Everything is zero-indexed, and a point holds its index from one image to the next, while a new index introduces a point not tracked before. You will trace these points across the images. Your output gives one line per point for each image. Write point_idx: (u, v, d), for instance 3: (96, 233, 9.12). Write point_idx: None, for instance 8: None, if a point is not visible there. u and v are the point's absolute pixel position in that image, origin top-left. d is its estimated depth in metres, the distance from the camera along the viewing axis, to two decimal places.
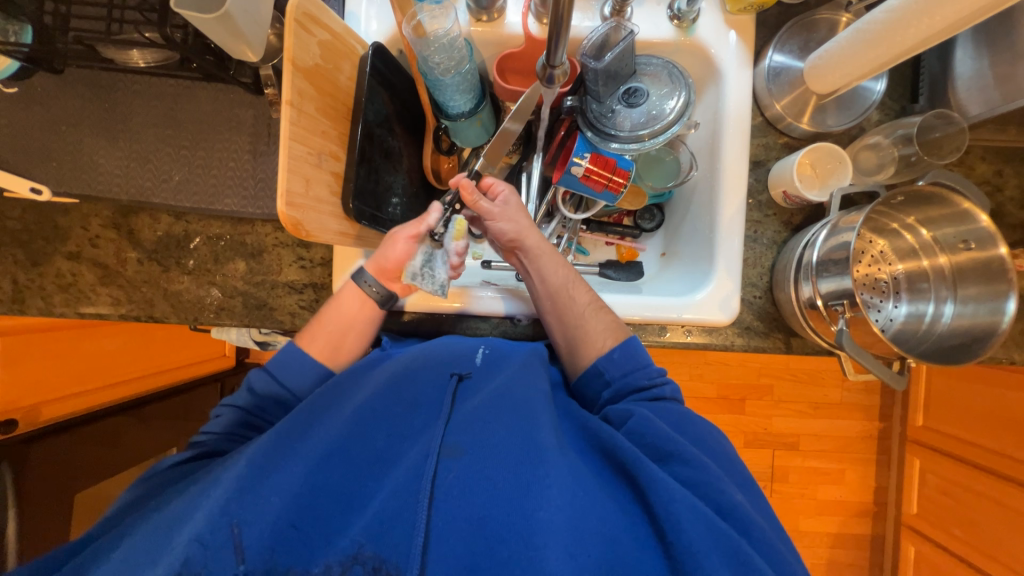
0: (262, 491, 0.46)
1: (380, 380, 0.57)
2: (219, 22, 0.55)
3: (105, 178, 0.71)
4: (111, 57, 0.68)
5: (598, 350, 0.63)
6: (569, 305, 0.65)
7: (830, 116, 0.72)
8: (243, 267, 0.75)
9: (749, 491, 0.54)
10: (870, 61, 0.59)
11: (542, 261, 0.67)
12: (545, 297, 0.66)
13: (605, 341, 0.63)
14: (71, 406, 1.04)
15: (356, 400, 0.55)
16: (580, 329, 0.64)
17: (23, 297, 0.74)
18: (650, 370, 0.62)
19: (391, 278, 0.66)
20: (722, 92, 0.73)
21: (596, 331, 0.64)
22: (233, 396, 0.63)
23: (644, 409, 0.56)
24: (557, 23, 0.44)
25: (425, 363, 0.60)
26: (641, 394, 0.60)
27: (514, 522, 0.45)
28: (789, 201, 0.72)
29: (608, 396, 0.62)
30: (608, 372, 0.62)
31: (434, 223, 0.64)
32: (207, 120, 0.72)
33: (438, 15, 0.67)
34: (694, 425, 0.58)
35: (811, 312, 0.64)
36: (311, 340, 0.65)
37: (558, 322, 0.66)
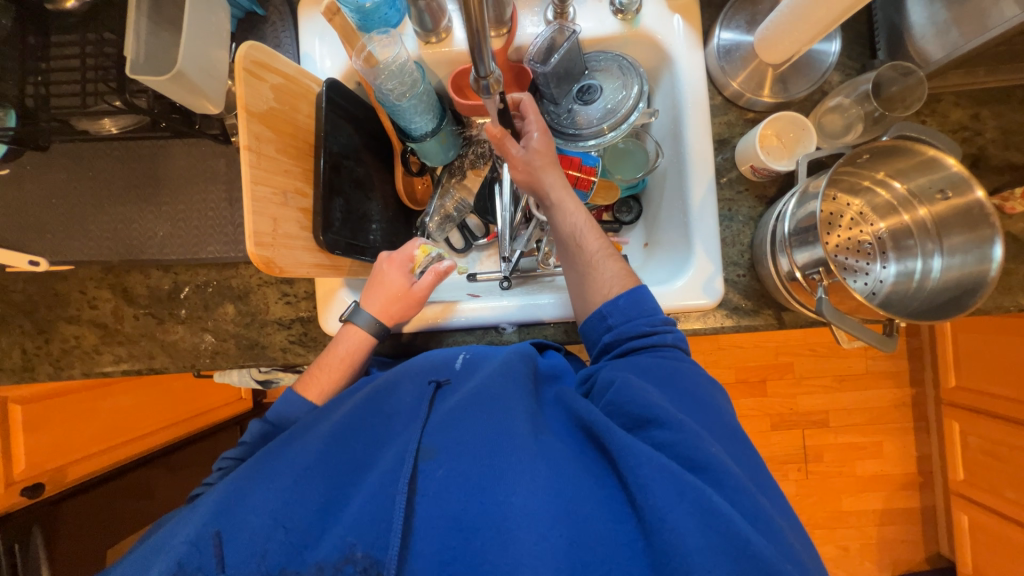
0: (239, 511, 0.49)
1: (359, 396, 0.59)
2: (175, 82, 0.58)
3: (97, 242, 0.75)
4: (86, 128, 0.72)
5: (604, 297, 0.65)
6: (579, 253, 0.68)
7: (791, 84, 0.71)
8: (233, 310, 0.77)
9: (735, 442, 0.54)
10: (817, 21, 0.58)
11: (560, 208, 0.69)
12: (562, 243, 0.70)
13: (612, 290, 0.65)
14: (91, 466, 1.07)
15: (335, 416, 0.57)
16: (588, 274, 0.66)
17: (32, 363, 0.78)
18: (654, 317, 0.62)
19: (394, 316, 0.71)
20: (676, 75, 0.73)
21: (604, 279, 0.65)
22: (232, 449, 0.65)
23: (626, 373, 0.57)
24: (475, 35, 0.45)
25: (403, 371, 0.62)
26: (642, 340, 0.61)
27: (487, 509, 0.47)
28: (758, 174, 0.70)
29: (609, 340, 0.63)
30: (612, 317, 0.63)
31: (416, 253, 0.73)
32: (184, 174, 0.75)
33: (387, 43, 0.69)
34: (684, 380, 0.58)
35: (793, 284, 0.62)
36: (307, 387, 0.67)
37: (571, 268, 0.69)
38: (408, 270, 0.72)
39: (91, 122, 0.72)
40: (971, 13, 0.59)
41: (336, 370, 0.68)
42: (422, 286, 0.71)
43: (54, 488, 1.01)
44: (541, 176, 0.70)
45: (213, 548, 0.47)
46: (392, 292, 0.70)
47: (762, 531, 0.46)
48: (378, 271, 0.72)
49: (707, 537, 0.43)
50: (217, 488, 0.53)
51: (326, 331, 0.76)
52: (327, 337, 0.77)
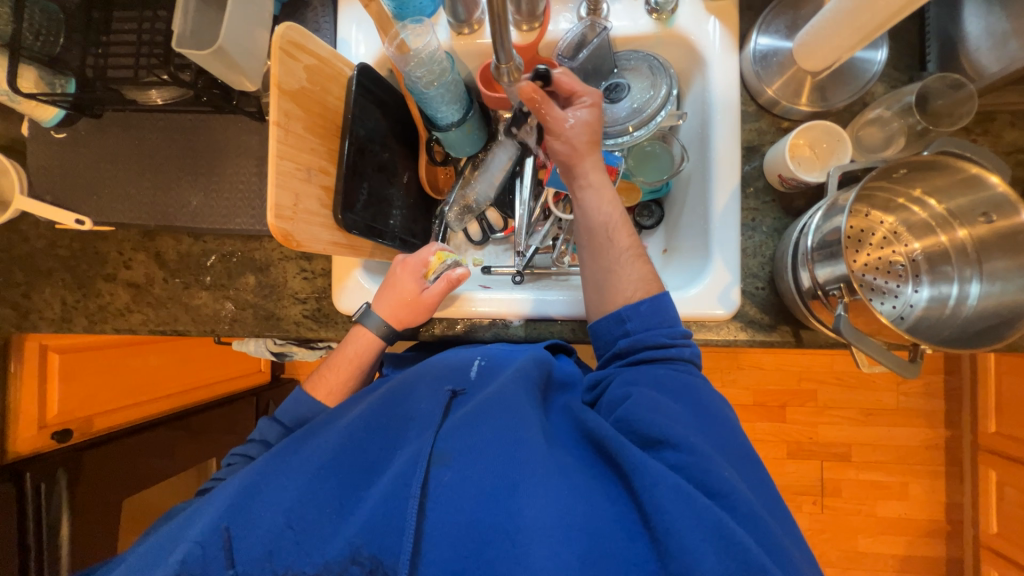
0: (252, 508, 0.51)
1: (375, 397, 0.62)
2: (215, 57, 0.61)
3: (137, 206, 0.80)
4: (134, 98, 0.77)
5: (626, 300, 0.64)
6: (608, 247, 0.66)
7: (830, 92, 0.68)
8: (253, 281, 0.80)
9: (746, 464, 0.53)
10: (860, 27, 0.56)
11: (596, 193, 0.67)
12: (590, 233, 0.67)
13: (634, 293, 0.64)
14: (116, 419, 1.13)
15: (351, 415, 0.60)
16: (614, 274, 0.65)
17: (70, 316, 0.84)
18: (674, 329, 0.62)
19: (403, 320, 0.72)
20: (708, 80, 0.72)
21: (631, 279, 0.64)
22: (243, 446, 0.69)
23: (642, 387, 0.57)
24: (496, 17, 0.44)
25: (421, 378, 0.64)
26: (658, 349, 0.60)
27: (499, 522, 0.47)
28: (786, 185, 0.68)
29: (623, 345, 0.62)
30: (631, 322, 0.62)
31: (430, 261, 0.73)
32: (220, 148, 0.79)
33: (420, 33, 0.70)
34: (699, 397, 0.57)
35: (814, 302, 0.60)
36: (317, 387, 0.71)
37: (595, 262, 0.67)
38: (421, 275, 0.72)
39: (139, 92, 0.76)
40: None
41: (344, 371, 0.71)
42: (432, 295, 0.71)
43: (80, 436, 1.05)
44: (584, 150, 0.67)
45: (222, 543, 0.49)
46: (405, 297, 0.71)
47: (776, 560, 0.45)
48: (391, 275, 0.73)
49: (721, 561, 0.42)
50: (235, 479, 0.56)
51: (338, 310, 0.78)
52: (340, 316, 0.79)
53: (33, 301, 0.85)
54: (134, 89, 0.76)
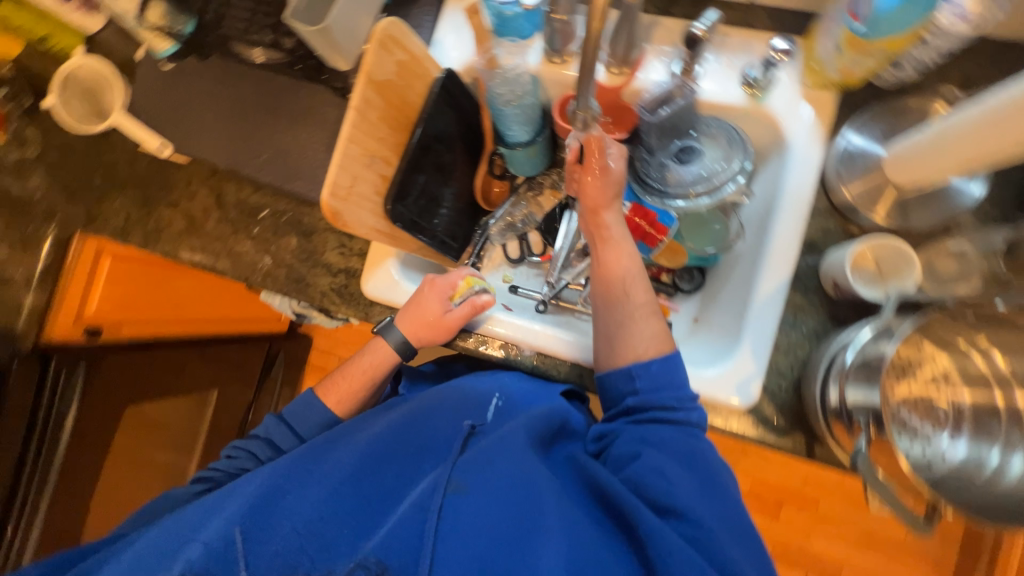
0: (276, 512, 0.55)
1: (395, 416, 0.64)
2: (319, 34, 0.65)
3: (214, 147, 0.85)
4: (239, 52, 0.83)
5: (637, 356, 0.63)
6: (623, 301, 0.65)
7: (912, 211, 0.65)
8: (295, 243, 0.83)
9: (751, 541, 0.55)
10: (961, 159, 0.53)
11: (617, 247, 0.68)
12: (604, 285, 0.67)
13: (647, 349, 0.63)
14: (143, 329, 1.20)
15: (372, 430, 0.63)
16: (627, 328, 0.64)
17: (129, 230, 0.90)
18: (682, 393, 0.61)
19: (418, 337, 0.73)
20: (786, 166, 0.69)
21: (639, 340, 0.63)
22: (244, 442, 0.72)
23: (654, 451, 0.57)
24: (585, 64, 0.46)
25: (437, 405, 0.66)
26: (666, 414, 0.60)
27: (514, 563, 0.51)
28: (838, 293, 0.65)
29: (631, 404, 0.61)
30: (641, 380, 0.61)
31: (458, 286, 0.74)
32: (299, 112, 0.84)
33: (513, 53, 0.75)
34: (713, 472, 0.57)
35: (835, 421, 0.57)
36: (326, 392, 0.75)
37: (607, 314, 0.66)
38: (446, 298, 0.73)
39: (244, 48, 0.82)
40: None
41: (357, 381, 0.75)
42: (452, 319, 0.72)
43: (109, 336, 1.13)
44: (602, 200, 0.68)
45: (245, 542, 0.52)
46: (425, 316, 0.72)
47: None
48: (418, 292, 0.74)
49: None
50: (256, 479, 0.59)
51: (364, 291, 0.80)
52: (363, 298, 0.81)
53: (103, 209, 0.92)
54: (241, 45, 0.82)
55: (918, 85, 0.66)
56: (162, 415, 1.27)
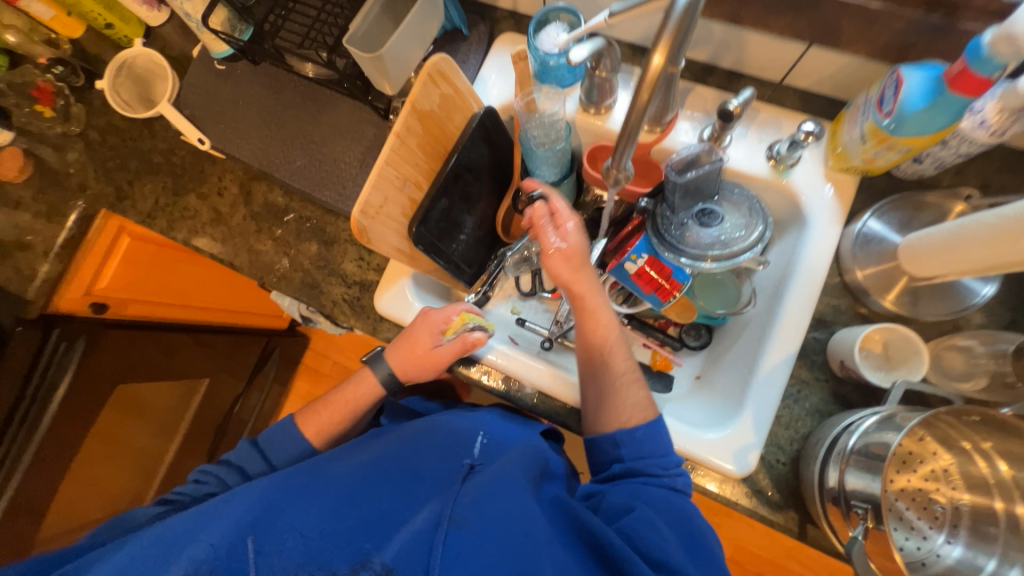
0: (275, 527, 0.54)
1: (389, 443, 0.64)
2: (372, 61, 0.68)
3: (251, 147, 0.88)
4: (292, 65, 0.86)
5: (620, 424, 0.64)
6: (604, 370, 0.68)
7: (920, 301, 0.66)
8: (315, 249, 0.84)
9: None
10: (975, 260, 0.55)
11: (593, 321, 0.71)
12: (587, 356, 0.70)
13: (630, 416, 0.64)
14: (144, 310, 1.21)
15: (367, 455, 0.62)
16: (610, 397, 0.66)
17: (154, 215, 0.92)
18: (668, 459, 0.62)
19: (409, 368, 0.74)
20: (804, 239, 0.71)
21: (627, 405, 0.65)
22: (213, 467, 0.71)
23: (649, 509, 0.56)
24: (628, 133, 0.48)
25: (431, 438, 0.65)
26: (659, 466, 0.61)
27: None
28: (845, 374, 0.65)
29: (617, 469, 0.63)
30: (625, 447, 0.63)
31: (452, 321, 0.73)
32: (339, 125, 0.87)
33: (552, 97, 0.76)
34: (700, 534, 0.57)
35: (833, 506, 0.56)
36: (308, 422, 0.75)
37: (594, 386, 0.68)
38: (438, 331, 0.73)
39: (298, 62, 0.85)
40: None
41: (337, 411, 0.75)
42: (444, 355, 0.73)
43: (112, 314, 1.13)
44: (571, 276, 0.71)
45: (245, 555, 0.52)
46: (417, 349, 0.73)
47: None
48: (412, 323, 0.75)
49: None
50: (253, 490, 0.58)
51: (375, 306, 0.81)
52: (373, 312, 0.81)
53: (133, 192, 0.94)
54: (294, 58, 0.85)
55: (936, 181, 0.68)
56: (149, 403, 1.27)
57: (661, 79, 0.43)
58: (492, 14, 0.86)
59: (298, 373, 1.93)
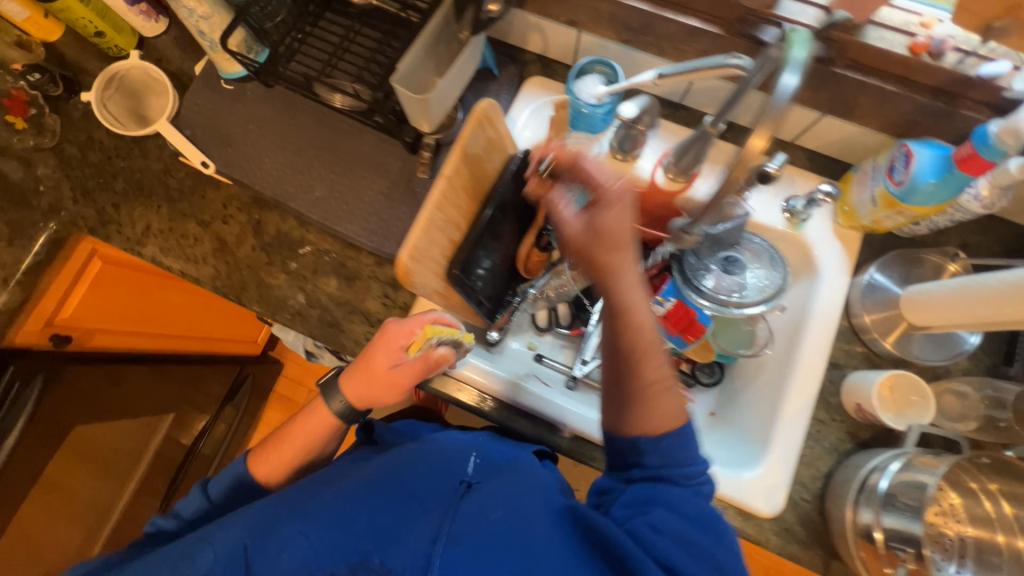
0: (259, 551, 0.51)
1: (381, 462, 0.59)
2: (419, 102, 0.68)
3: (264, 174, 0.84)
4: (319, 95, 0.81)
5: (647, 423, 0.55)
6: (631, 359, 0.55)
7: (916, 346, 0.73)
8: (334, 284, 0.80)
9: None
10: (974, 315, 0.62)
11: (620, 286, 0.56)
12: (619, 363, 0.56)
13: (658, 415, 0.55)
14: (111, 341, 1.09)
15: (357, 474, 0.57)
16: (635, 391, 0.55)
17: (146, 241, 0.83)
18: (692, 463, 0.55)
19: (372, 390, 0.69)
20: (816, 288, 0.77)
21: (660, 411, 0.54)
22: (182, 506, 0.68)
23: (665, 514, 0.51)
24: (716, 199, 0.56)
25: (426, 455, 0.59)
26: (686, 464, 0.55)
27: None
28: (860, 416, 0.70)
29: (637, 473, 0.55)
30: (649, 455, 0.54)
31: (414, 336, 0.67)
32: (362, 156, 0.84)
33: (583, 141, 0.81)
34: (724, 543, 0.51)
35: (865, 544, 0.60)
36: (259, 460, 0.69)
37: (613, 380, 0.57)
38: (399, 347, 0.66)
39: (325, 92, 0.81)
40: None
41: (292, 444, 0.69)
42: (401, 375, 0.67)
43: (75, 346, 1.01)
44: (601, 257, 0.56)
45: None
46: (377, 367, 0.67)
47: None
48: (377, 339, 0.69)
49: None
50: (245, 514, 0.56)
51: None
52: None
53: (119, 216, 0.85)
54: (322, 88, 0.81)
55: (927, 240, 0.76)
56: (102, 443, 1.13)
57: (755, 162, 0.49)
58: (521, 56, 0.88)
59: (269, 403, 1.81)
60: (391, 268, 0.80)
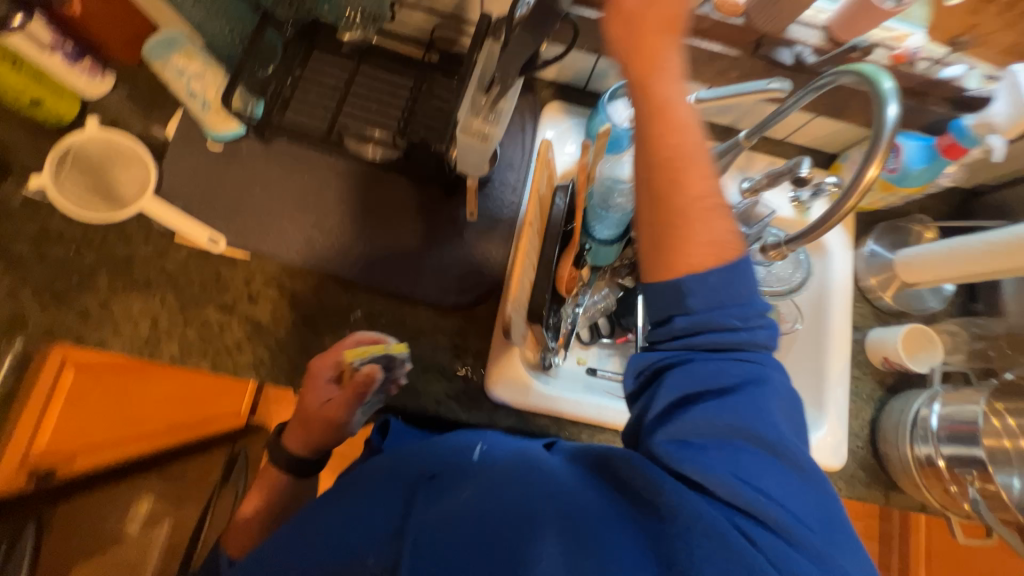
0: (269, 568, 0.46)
1: (389, 462, 0.50)
2: (481, 148, 0.69)
3: (289, 242, 0.77)
4: (351, 148, 0.76)
5: (692, 265, 0.50)
6: (677, 186, 0.50)
7: (910, 297, 0.88)
8: (399, 346, 0.76)
9: (801, 467, 0.48)
10: (965, 270, 0.75)
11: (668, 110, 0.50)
12: (660, 170, 0.50)
13: (706, 244, 0.50)
14: None
15: (363, 480, 0.50)
16: (683, 221, 0.50)
17: (161, 341, 0.72)
18: (747, 308, 0.51)
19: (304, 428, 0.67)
20: (830, 264, 0.88)
21: (698, 243, 0.50)
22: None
23: (697, 388, 0.49)
24: (813, 227, 0.58)
25: (431, 446, 0.51)
26: (724, 332, 0.50)
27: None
28: (887, 366, 0.84)
29: (681, 323, 0.51)
30: (694, 296, 0.50)
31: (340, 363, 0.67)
32: (394, 205, 0.80)
33: (610, 161, 0.79)
34: (769, 408, 0.49)
35: (927, 470, 0.73)
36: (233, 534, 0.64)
37: (658, 204, 0.51)
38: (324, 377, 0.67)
39: (357, 146, 0.76)
40: None
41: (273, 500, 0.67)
42: (335, 411, 0.65)
43: None
44: (649, 47, 0.49)
45: None
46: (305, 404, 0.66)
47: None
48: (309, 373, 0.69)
49: None
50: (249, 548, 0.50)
51: (487, 396, 0.76)
52: (486, 404, 0.76)
53: (113, 316, 0.72)
54: (354, 141, 0.75)
55: (900, 209, 0.91)
56: None
57: (869, 186, 0.51)
58: (530, 82, 0.88)
59: None
60: (453, 317, 0.78)
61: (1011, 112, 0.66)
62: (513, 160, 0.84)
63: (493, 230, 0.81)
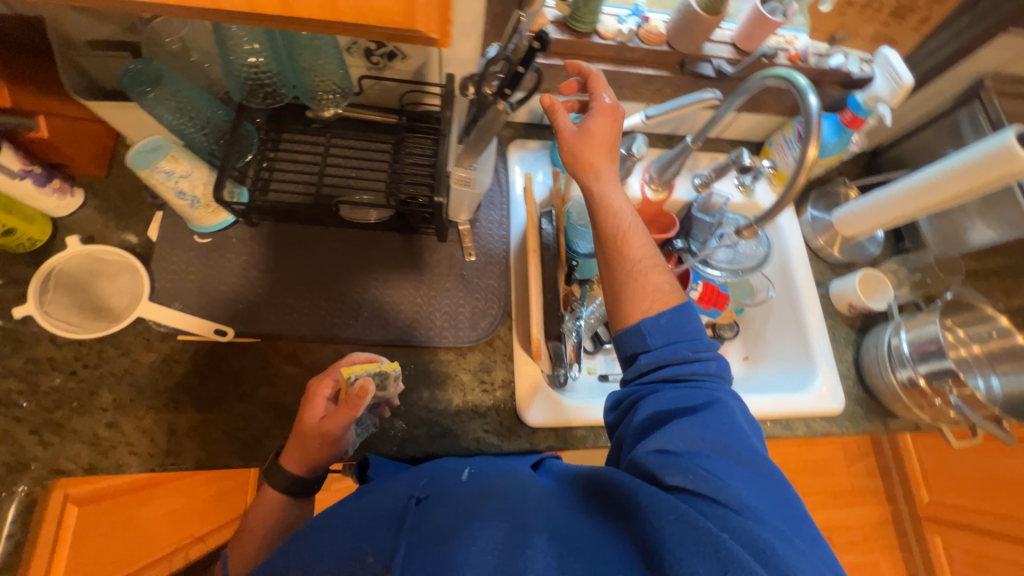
0: None
1: (378, 495, 0.52)
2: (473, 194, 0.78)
3: (296, 316, 0.77)
4: (350, 216, 0.79)
5: (643, 313, 0.61)
6: (621, 259, 0.62)
7: (852, 247, 1.01)
8: (427, 394, 0.77)
9: (770, 477, 0.50)
10: (889, 216, 0.89)
11: (601, 198, 0.64)
12: (603, 247, 0.64)
13: (653, 303, 0.61)
14: None
15: (353, 514, 0.49)
16: (636, 283, 0.62)
17: (180, 448, 0.69)
18: (697, 342, 0.60)
19: (308, 452, 0.61)
20: (783, 234, 1.00)
21: (651, 297, 0.61)
22: None
23: (661, 406, 0.55)
24: (775, 204, 0.68)
25: (420, 479, 0.53)
26: (684, 366, 0.58)
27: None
28: (852, 310, 0.95)
29: (646, 361, 0.59)
30: (652, 336, 0.59)
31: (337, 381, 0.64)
32: (392, 261, 0.83)
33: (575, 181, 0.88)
34: (733, 426, 0.54)
35: (913, 390, 0.83)
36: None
37: (609, 271, 0.64)
38: (325, 397, 0.62)
39: (358, 213, 0.79)
40: (950, 224, 0.95)
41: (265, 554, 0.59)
42: (330, 426, 0.60)
43: None
44: (587, 157, 0.64)
45: None
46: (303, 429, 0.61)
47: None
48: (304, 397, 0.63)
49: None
50: None
51: (522, 422, 0.78)
52: (522, 430, 0.78)
53: (122, 433, 0.68)
54: (352, 209, 0.78)
55: (824, 178, 1.07)
56: None
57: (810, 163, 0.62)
58: None
59: None
60: (472, 354, 0.81)
61: (890, 84, 0.80)
62: (494, 199, 0.91)
63: (489, 265, 0.86)
